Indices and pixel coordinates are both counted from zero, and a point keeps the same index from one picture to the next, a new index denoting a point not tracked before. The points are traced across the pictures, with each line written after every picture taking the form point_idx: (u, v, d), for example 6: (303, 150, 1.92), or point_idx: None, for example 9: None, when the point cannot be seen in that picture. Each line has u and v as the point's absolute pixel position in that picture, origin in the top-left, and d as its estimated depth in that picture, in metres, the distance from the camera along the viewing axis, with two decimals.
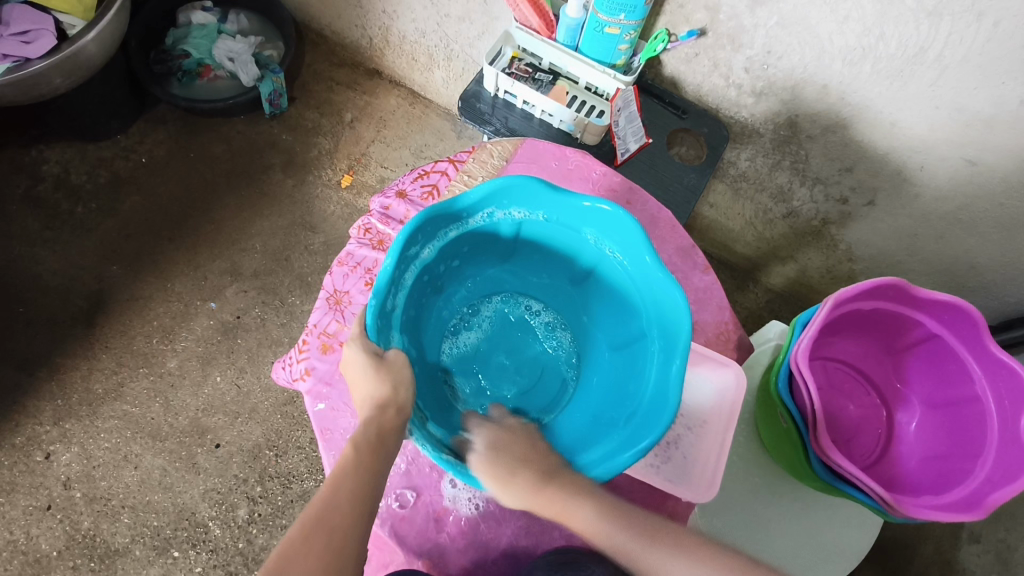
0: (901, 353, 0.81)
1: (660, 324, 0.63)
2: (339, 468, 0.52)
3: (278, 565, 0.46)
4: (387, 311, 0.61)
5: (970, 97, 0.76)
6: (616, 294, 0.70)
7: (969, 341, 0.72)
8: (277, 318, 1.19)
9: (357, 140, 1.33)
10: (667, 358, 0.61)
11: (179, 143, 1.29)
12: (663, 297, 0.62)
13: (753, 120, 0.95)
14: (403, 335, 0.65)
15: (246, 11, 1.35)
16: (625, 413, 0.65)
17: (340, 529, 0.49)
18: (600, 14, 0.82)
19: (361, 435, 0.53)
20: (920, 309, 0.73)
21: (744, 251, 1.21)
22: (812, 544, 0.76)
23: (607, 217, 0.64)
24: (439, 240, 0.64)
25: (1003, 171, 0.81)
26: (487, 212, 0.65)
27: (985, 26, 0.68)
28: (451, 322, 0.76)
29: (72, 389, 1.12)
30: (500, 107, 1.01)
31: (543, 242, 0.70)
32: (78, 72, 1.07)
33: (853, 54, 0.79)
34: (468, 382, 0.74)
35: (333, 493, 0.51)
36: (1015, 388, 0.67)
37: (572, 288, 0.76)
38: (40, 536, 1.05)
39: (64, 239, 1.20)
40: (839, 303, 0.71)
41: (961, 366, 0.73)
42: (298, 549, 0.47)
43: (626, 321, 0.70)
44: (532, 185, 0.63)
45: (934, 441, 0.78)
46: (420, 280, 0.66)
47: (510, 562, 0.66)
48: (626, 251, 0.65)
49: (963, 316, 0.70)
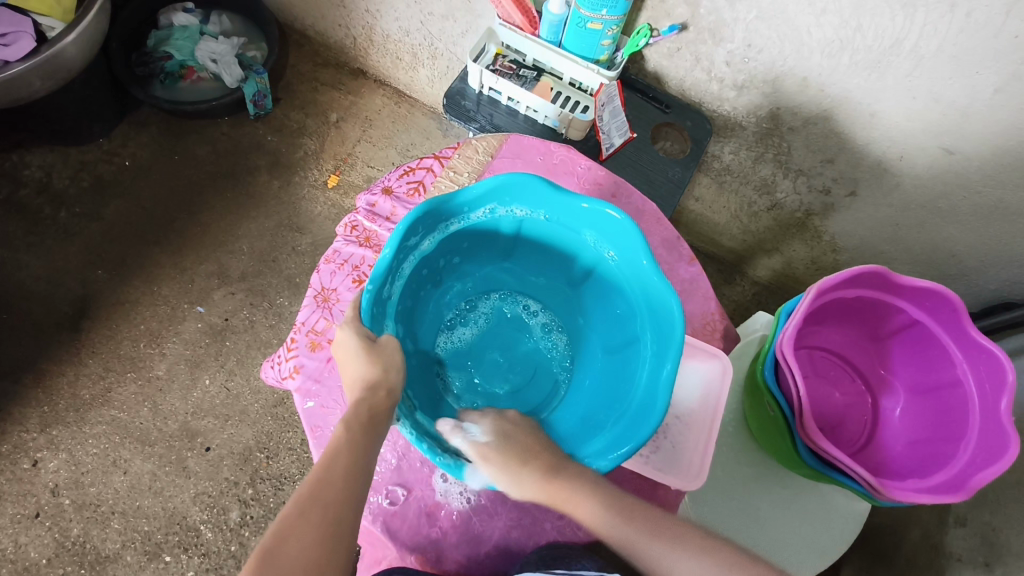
0: (890, 343, 0.82)
1: (656, 330, 0.64)
2: (332, 447, 0.52)
3: (273, 542, 0.45)
4: (384, 298, 0.62)
5: (945, 87, 0.77)
6: (612, 295, 0.70)
7: (951, 328, 0.73)
8: (266, 320, 1.19)
9: (343, 140, 1.33)
10: (660, 360, 0.62)
11: (163, 145, 1.29)
12: (659, 298, 0.63)
13: (736, 113, 0.96)
14: (398, 324, 0.66)
15: (228, 11, 1.34)
16: (616, 413, 0.65)
17: (334, 505, 0.49)
18: (583, 10, 0.82)
19: (353, 414, 0.53)
20: (906, 297, 0.75)
21: (730, 244, 1.22)
22: (801, 533, 0.77)
23: (608, 221, 0.64)
24: (439, 232, 0.65)
25: (980, 158, 0.82)
26: (489, 208, 0.66)
27: (959, 16, 0.70)
28: (448, 316, 0.76)
29: (59, 396, 1.11)
30: (486, 104, 1.02)
31: (542, 241, 0.71)
32: (58, 75, 1.06)
33: (831, 47, 0.80)
34: (462, 377, 0.74)
35: (328, 470, 0.50)
36: (995, 372, 0.69)
37: (570, 290, 0.77)
38: (28, 544, 1.04)
39: (47, 245, 1.19)
40: (824, 291, 0.72)
41: (949, 360, 0.74)
42: (293, 522, 0.47)
43: (621, 323, 0.70)
44: (532, 183, 0.63)
45: (918, 428, 0.79)
46: (419, 272, 0.67)
47: (503, 555, 0.66)
48: (622, 252, 0.66)
49: (944, 303, 0.71)
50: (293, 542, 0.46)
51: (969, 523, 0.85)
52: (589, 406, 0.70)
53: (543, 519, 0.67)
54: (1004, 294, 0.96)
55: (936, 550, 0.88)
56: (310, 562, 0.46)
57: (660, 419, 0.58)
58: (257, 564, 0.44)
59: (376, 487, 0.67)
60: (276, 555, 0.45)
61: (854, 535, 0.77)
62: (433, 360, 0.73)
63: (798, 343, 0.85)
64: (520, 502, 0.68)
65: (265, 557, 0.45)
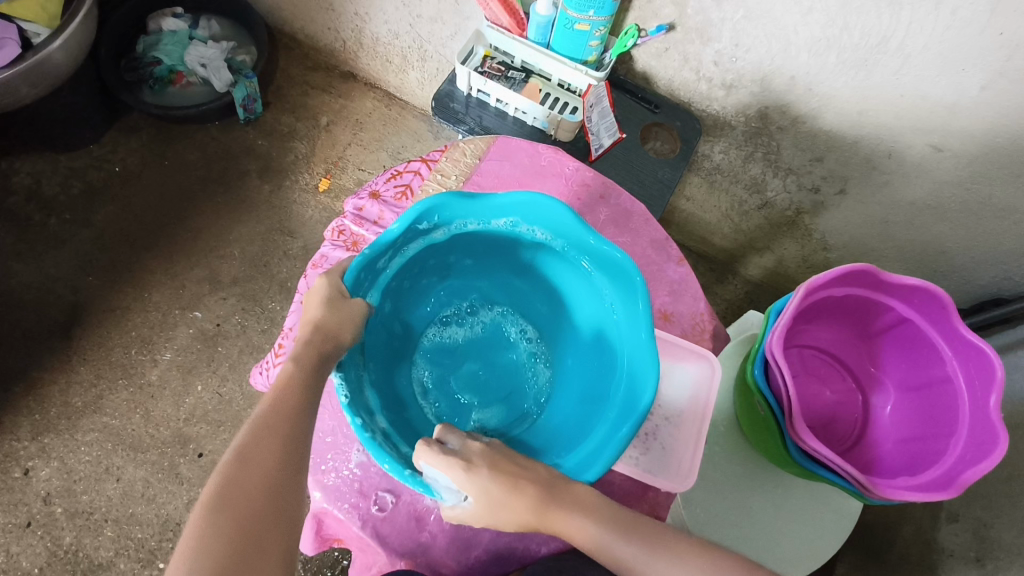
0: (903, 375, 0.81)
1: (629, 391, 0.62)
2: (284, 380, 0.53)
3: (237, 466, 0.48)
4: (378, 268, 0.63)
5: (933, 85, 0.77)
6: (608, 340, 0.68)
7: (969, 378, 0.70)
8: (258, 325, 1.19)
9: (333, 144, 1.33)
10: (623, 420, 0.60)
11: (153, 151, 1.28)
12: (644, 357, 0.61)
13: (725, 113, 0.96)
14: (383, 299, 0.66)
15: (217, 16, 1.34)
16: (568, 450, 0.64)
17: (287, 431, 0.51)
18: (570, 11, 0.82)
19: (303, 352, 0.55)
20: (939, 328, 0.73)
21: (722, 243, 1.22)
22: (792, 532, 0.77)
23: (616, 262, 0.63)
24: (455, 228, 0.65)
25: (968, 156, 0.82)
26: (510, 220, 0.66)
27: (944, 14, 0.70)
28: (445, 312, 0.77)
29: (50, 404, 1.11)
30: (474, 106, 1.02)
31: (554, 265, 0.71)
32: (45, 81, 1.05)
33: (818, 46, 0.80)
34: (434, 375, 0.75)
35: (282, 402, 0.52)
36: (987, 430, 0.66)
37: (567, 328, 0.75)
38: (21, 553, 1.03)
39: (38, 252, 1.18)
40: (849, 278, 0.74)
41: (951, 407, 0.72)
42: (252, 448, 0.49)
43: (604, 370, 0.68)
44: (557, 208, 0.62)
45: (893, 462, 0.77)
46: (424, 258, 0.68)
47: (495, 559, 0.66)
48: (624, 302, 0.65)
49: (972, 344, 0.70)
50: (255, 466, 0.48)
51: (962, 518, 0.86)
52: (549, 436, 0.69)
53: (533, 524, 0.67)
54: (994, 290, 0.97)
55: (929, 547, 0.88)
56: (274, 480, 0.49)
57: (600, 475, 0.57)
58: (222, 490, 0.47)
59: (364, 492, 0.66)
60: (241, 476, 0.48)
61: (845, 534, 0.78)
62: (411, 347, 0.74)
63: (804, 338, 0.85)
64: None
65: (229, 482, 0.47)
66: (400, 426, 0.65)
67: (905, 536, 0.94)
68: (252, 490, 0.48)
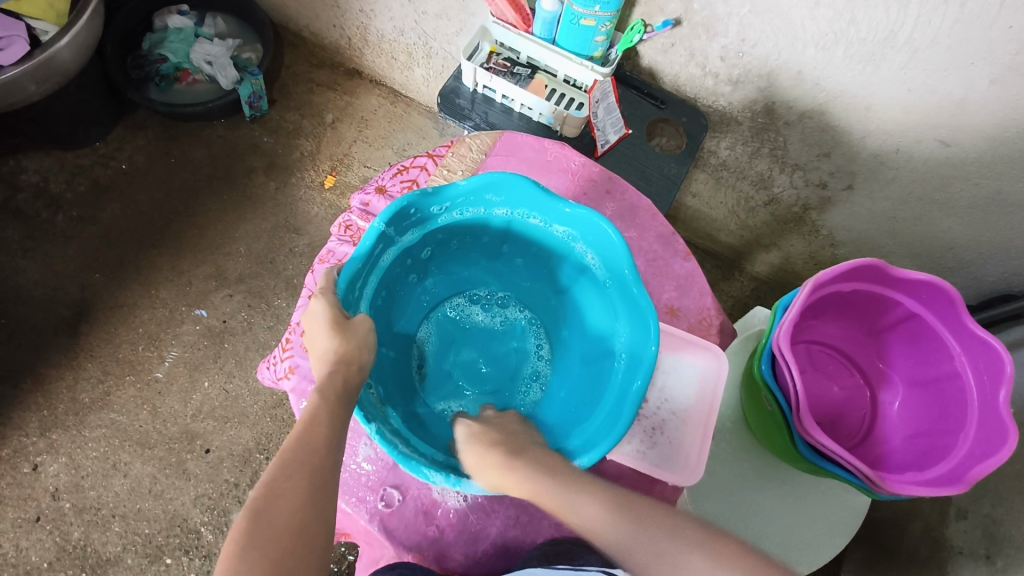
0: (916, 397, 0.79)
1: (605, 420, 0.62)
2: (308, 413, 0.52)
3: (261, 502, 0.46)
4: (429, 216, 0.65)
5: (941, 79, 0.77)
6: (600, 386, 0.67)
7: (984, 403, 0.68)
8: (264, 321, 1.19)
9: (339, 141, 1.33)
10: (595, 439, 0.61)
11: (160, 149, 1.28)
12: (623, 406, 0.61)
13: (731, 108, 0.96)
14: (423, 246, 0.68)
15: (222, 13, 1.34)
16: None
17: (329, 420, 0.52)
18: (576, 6, 0.81)
19: (328, 391, 0.54)
20: (966, 356, 0.71)
21: (728, 240, 1.22)
22: (798, 527, 0.77)
23: (638, 306, 0.63)
24: (515, 212, 0.67)
25: (976, 151, 0.82)
26: (570, 232, 0.67)
27: (953, 7, 0.69)
28: (482, 291, 0.80)
29: (58, 399, 1.11)
30: (480, 102, 1.02)
31: (594, 296, 0.71)
32: (53, 78, 1.06)
33: (826, 40, 0.80)
34: (438, 338, 0.78)
35: (308, 434, 0.51)
36: (989, 447, 0.66)
37: (576, 365, 0.75)
38: (30, 548, 1.04)
39: (45, 249, 1.19)
40: (907, 286, 0.73)
41: (959, 424, 0.71)
42: (303, 439, 0.51)
43: (590, 396, 0.68)
44: (608, 231, 0.63)
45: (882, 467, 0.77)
46: (478, 233, 0.70)
47: (500, 553, 0.66)
48: (633, 350, 0.65)
49: (994, 374, 0.68)
50: (305, 451, 0.50)
51: (970, 516, 0.85)
52: None
53: (541, 517, 0.68)
54: (1003, 285, 0.96)
55: (937, 544, 0.88)
56: (299, 525, 0.47)
57: None
58: (277, 469, 0.48)
59: (372, 487, 0.67)
60: (265, 513, 0.46)
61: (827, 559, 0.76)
62: (432, 303, 0.78)
63: (843, 336, 0.85)
64: (517, 500, 0.68)
65: (285, 463, 0.49)
66: (396, 405, 0.67)
67: (918, 533, 0.93)
68: (280, 528, 0.46)
